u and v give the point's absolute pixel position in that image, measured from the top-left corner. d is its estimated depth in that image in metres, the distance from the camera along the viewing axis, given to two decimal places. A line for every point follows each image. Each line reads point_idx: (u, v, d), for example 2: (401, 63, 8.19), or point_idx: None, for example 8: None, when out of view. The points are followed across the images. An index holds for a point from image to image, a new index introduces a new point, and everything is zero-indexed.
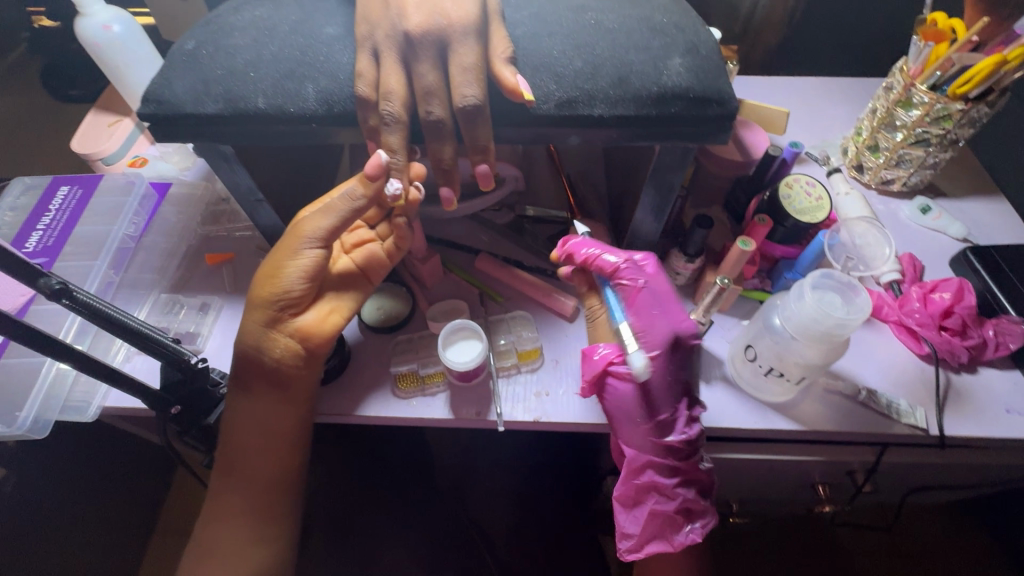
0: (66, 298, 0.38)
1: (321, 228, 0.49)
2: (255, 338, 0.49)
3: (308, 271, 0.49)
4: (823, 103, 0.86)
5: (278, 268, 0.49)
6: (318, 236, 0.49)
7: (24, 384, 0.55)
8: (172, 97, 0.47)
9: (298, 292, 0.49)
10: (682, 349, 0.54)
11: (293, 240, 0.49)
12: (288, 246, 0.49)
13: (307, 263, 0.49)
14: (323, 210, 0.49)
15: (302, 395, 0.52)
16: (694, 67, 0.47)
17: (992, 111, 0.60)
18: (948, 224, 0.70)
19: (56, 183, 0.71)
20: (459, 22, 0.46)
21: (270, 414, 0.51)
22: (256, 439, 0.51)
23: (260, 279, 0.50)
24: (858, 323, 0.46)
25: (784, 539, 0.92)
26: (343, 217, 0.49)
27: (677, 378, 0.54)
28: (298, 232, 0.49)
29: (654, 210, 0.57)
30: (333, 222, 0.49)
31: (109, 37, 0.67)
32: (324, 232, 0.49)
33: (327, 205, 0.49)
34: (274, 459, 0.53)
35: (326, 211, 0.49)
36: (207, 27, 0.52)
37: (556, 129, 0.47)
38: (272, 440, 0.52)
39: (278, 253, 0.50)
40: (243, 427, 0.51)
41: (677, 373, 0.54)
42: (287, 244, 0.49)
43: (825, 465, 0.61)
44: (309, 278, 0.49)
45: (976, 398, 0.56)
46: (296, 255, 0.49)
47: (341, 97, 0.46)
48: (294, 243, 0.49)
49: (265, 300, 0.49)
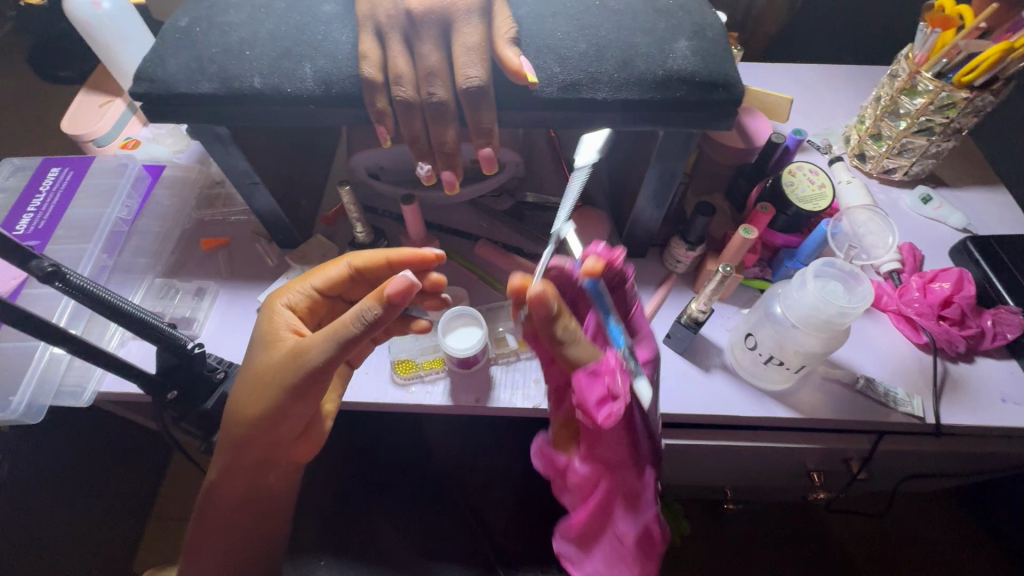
0: (59, 281, 0.37)
1: (317, 360, 0.43)
2: (248, 471, 0.49)
3: (289, 415, 0.46)
4: (826, 90, 0.85)
5: (259, 409, 0.46)
6: (307, 378, 0.44)
7: (17, 369, 0.54)
8: (165, 76, 0.46)
9: (293, 423, 0.47)
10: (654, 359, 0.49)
11: (278, 377, 0.45)
12: (267, 387, 0.45)
13: (288, 408, 0.45)
14: (323, 341, 0.43)
15: (292, 463, 0.51)
16: (700, 50, 0.46)
17: (998, 100, 0.59)
18: (948, 214, 0.69)
19: (46, 164, 0.69)
20: (464, 2, 0.45)
21: (259, 485, 0.50)
22: (245, 513, 0.50)
23: (234, 409, 0.47)
24: (859, 312, 0.46)
25: (770, 522, 0.94)
26: (349, 347, 0.43)
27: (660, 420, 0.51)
28: (289, 371, 0.44)
29: (654, 197, 0.56)
30: (336, 353, 0.43)
31: (99, 15, 0.65)
32: (320, 370, 0.44)
33: (330, 332, 0.43)
34: (274, 503, 0.51)
35: (328, 340, 0.43)
36: (200, 4, 0.50)
37: (560, 112, 0.46)
38: (258, 507, 0.51)
39: (256, 390, 0.46)
40: (222, 499, 0.50)
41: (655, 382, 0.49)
42: (269, 386, 0.45)
43: (821, 453, 0.61)
44: (299, 414, 0.47)
45: (973, 387, 0.57)
46: (277, 401, 0.45)
47: (339, 77, 0.45)
48: (275, 388, 0.45)
49: (237, 438, 0.47)
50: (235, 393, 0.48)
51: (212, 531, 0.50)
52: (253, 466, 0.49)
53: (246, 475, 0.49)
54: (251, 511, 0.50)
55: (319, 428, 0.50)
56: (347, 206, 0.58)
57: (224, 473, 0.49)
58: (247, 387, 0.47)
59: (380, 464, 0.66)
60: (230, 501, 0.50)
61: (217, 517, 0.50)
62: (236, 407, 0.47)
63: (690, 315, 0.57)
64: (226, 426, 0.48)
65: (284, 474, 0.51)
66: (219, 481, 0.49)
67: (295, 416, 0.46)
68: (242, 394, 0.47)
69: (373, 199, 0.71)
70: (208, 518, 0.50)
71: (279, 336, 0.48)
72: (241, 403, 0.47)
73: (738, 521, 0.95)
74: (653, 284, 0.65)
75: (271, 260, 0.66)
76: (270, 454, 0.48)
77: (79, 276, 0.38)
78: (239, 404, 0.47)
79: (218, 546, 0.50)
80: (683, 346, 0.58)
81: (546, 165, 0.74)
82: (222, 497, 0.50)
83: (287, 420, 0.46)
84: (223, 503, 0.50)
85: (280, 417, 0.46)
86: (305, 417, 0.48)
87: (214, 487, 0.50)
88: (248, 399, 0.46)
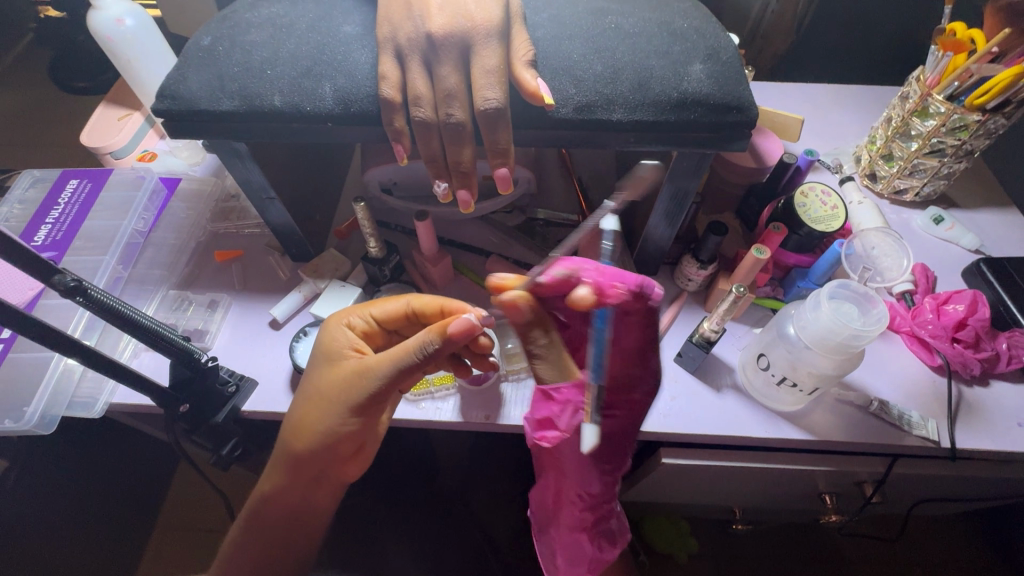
0: (80, 295, 0.38)
1: (378, 382, 0.45)
2: (297, 484, 0.49)
3: (345, 435, 0.47)
4: (836, 110, 0.85)
5: (321, 424, 0.47)
6: (372, 399, 0.46)
7: (31, 380, 0.54)
8: (187, 94, 0.47)
9: (351, 440, 0.47)
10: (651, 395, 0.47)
11: (340, 396, 0.47)
12: (328, 406, 0.47)
13: (347, 428, 0.47)
14: (386, 361, 0.45)
15: (340, 481, 0.51)
16: (715, 73, 0.47)
17: (1010, 123, 0.59)
18: (961, 235, 0.69)
19: (65, 176, 0.70)
20: (483, 24, 0.45)
21: (309, 499, 0.50)
22: (291, 528, 0.50)
23: (291, 427, 0.48)
24: (874, 335, 0.46)
25: (778, 544, 0.93)
26: (409, 373, 0.45)
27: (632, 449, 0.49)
28: (351, 391, 0.46)
29: (667, 216, 0.57)
30: (395, 376, 0.45)
31: (122, 31, 0.66)
32: (380, 391, 0.46)
33: (394, 357, 0.45)
34: (315, 519, 0.51)
35: (390, 363, 0.45)
36: (223, 24, 0.51)
37: (574, 132, 0.47)
38: (306, 520, 0.51)
39: (315, 408, 0.47)
40: (275, 512, 0.49)
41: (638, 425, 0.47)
42: (331, 404, 0.47)
43: (835, 476, 0.61)
44: (361, 432, 0.47)
45: (989, 411, 0.56)
46: (342, 421, 0.46)
47: (359, 97, 0.46)
48: (336, 407, 0.46)
49: (292, 454, 0.48)
50: (296, 408, 0.49)
51: (260, 547, 0.49)
52: (303, 485, 0.49)
53: (298, 490, 0.49)
54: (297, 530, 0.50)
55: (369, 447, 0.51)
56: (361, 221, 0.58)
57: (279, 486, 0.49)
58: (306, 400, 0.49)
59: (387, 480, 0.65)
60: (275, 517, 0.50)
61: (264, 529, 0.50)
62: (293, 424, 0.48)
63: (703, 334, 0.57)
64: (284, 439, 0.48)
65: (333, 489, 0.51)
66: (273, 494, 0.49)
67: (354, 434, 0.47)
68: (300, 412, 0.48)
69: (385, 213, 0.72)
70: (257, 532, 0.50)
71: (340, 354, 0.49)
72: (300, 421, 0.48)
73: (746, 542, 0.93)
74: (664, 302, 0.65)
75: (284, 273, 0.66)
76: (321, 468, 0.48)
77: (98, 291, 0.39)
78: (298, 417, 0.48)
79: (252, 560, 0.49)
80: (694, 365, 0.58)
81: (557, 182, 0.75)
82: (274, 509, 0.49)
83: (344, 440, 0.47)
84: (269, 514, 0.50)
85: (340, 433, 0.47)
86: (363, 435, 0.48)
87: (267, 500, 0.50)
88: (307, 417, 0.47)
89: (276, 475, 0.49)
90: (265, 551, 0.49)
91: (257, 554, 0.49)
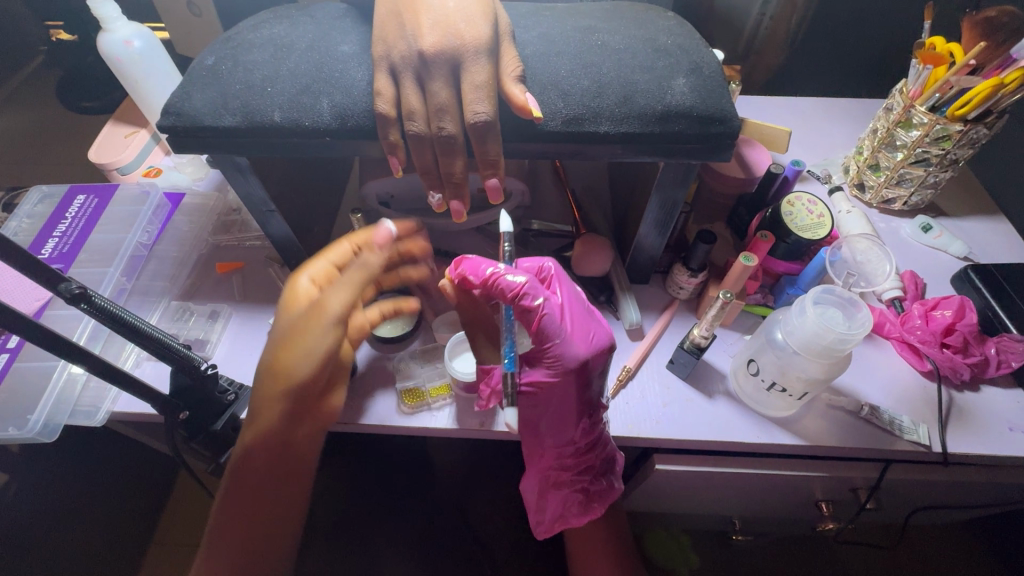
0: (85, 303, 0.39)
1: (337, 306, 0.47)
2: (270, 428, 0.46)
3: (324, 360, 0.47)
4: (825, 122, 0.87)
5: (295, 356, 0.46)
6: (338, 315, 0.47)
7: (36, 389, 0.55)
8: (191, 110, 0.49)
9: (316, 377, 0.47)
10: (596, 369, 0.49)
11: (309, 328, 0.46)
12: (305, 339, 0.46)
13: (323, 351, 0.47)
14: (340, 286, 0.48)
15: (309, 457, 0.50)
16: (698, 87, 0.49)
17: (991, 132, 0.61)
18: (950, 243, 0.70)
19: (73, 191, 0.72)
20: (472, 42, 0.47)
21: (274, 483, 0.48)
22: (262, 509, 0.47)
23: (265, 373, 0.47)
24: (858, 339, 0.47)
25: (778, 554, 0.93)
26: (359, 291, 0.49)
27: (586, 396, 0.50)
28: (319, 317, 0.47)
29: (658, 226, 0.58)
30: (350, 299, 0.48)
31: (130, 52, 0.68)
32: (342, 311, 0.47)
33: (343, 279, 0.49)
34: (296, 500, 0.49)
35: (344, 287, 0.48)
36: (227, 44, 0.53)
37: (563, 144, 0.49)
38: (273, 497, 0.48)
39: (289, 342, 0.46)
40: (244, 498, 0.47)
41: (589, 391, 0.50)
42: (304, 337, 0.46)
43: (829, 482, 0.61)
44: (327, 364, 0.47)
45: (978, 416, 0.57)
46: (315, 341, 0.46)
47: (355, 112, 0.48)
48: (313, 334, 0.46)
49: (270, 396, 0.46)
50: (270, 347, 0.47)
51: (233, 528, 0.47)
52: (270, 465, 0.47)
53: (271, 468, 0.47)
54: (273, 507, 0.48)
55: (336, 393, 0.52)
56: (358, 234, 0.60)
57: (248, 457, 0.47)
58: (274, 351, 0.46)
59: (385, 487, 0.66)
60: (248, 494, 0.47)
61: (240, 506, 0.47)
62: (269, 369, 0.46)
63: (693, 341, 0.58)
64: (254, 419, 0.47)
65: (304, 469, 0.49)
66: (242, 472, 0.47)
67: (325, 368, 0.47)
68: (275, 355, 0.46)
69: None
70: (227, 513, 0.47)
71: (301, 301, 0.48)
72: (273, 371, 0.46)
73: (746, 552, 0.93)
74: (657, 310, 0.66)
75: (283, 284, 0.68)
76: (290, 438, 0.48)
77: (103, 299, 0.40)
78: (275, 358, 0.46)
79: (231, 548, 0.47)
80: (685, 371, 0.59)
81: (552, 194, 0.76)
82: (241, 491, 0.47)
83: (321, 373, 0.47)
84: (243, 489, 0.47)
85: (318, 361, 0.46)
86: (328, 373, 0.49)
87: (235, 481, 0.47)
88: (284, 356, 0.46)
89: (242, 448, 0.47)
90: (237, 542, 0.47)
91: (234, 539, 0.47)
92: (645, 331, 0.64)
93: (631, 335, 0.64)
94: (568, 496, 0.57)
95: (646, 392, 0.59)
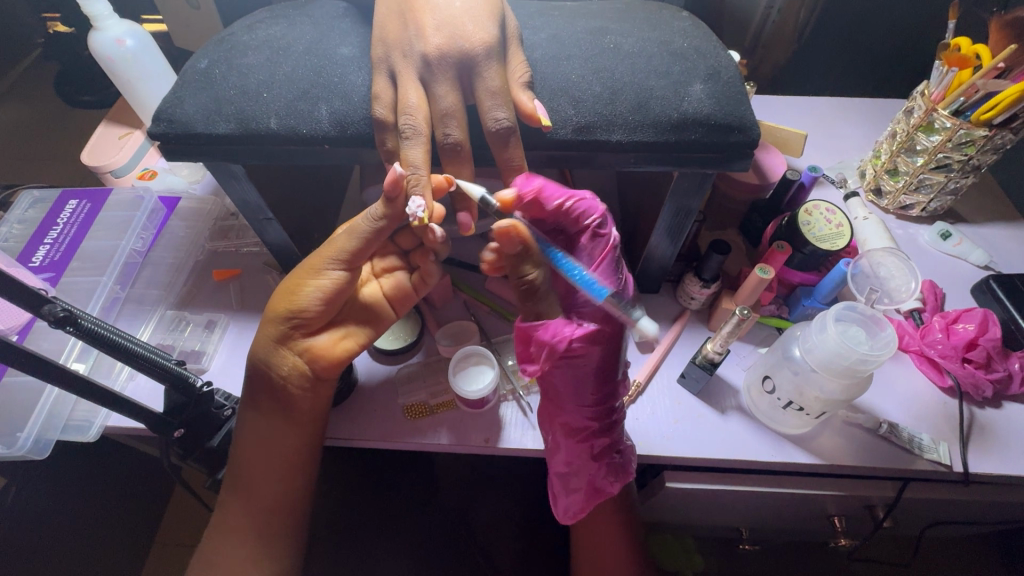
0: (71, 325, 0.37)
1: (341, 250, 0.48)
2: (267, 352, 0.49)
3: (327, 293, 0.48)
4: (840, 123, 0.85)
5: (297, 286, 0.48)
6: (341, 257, 0.48)
7: (25, 404, 0.53)
8: (183, 116, 0.47)
9: (315, 311, 0.48)
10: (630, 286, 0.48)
11: (315, 263, 0.48)
12: (311, 266, 0.48)
13: (327, 284, 0.48)
14: (348, 232, 0.48)
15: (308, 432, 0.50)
16: (716, 93, 0.46)
17: (1018, 138, 0.58)
18: (970, 251, 0.68)
19: (66, 195, 0.70)
20: (480, 45, 0.46)
21: (268, 453, 0.49)
22: (258, 477, 0.49)
23: (279, 295, 0.49)
24: (883, 360, 0.45)
25: (785, 567, 0.91)
26: (365, 243, 0.48)
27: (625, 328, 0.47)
28: (321, 252, 0.49)
29: (670, 234, 0.56)
30: (355, 248, 0.48)
31: (122, 52, 0.66)
32: (347, 255, 0.48)
33: (352, 227, 0.48)
34: (294, 482, 0.50)
35: (347, 236, 0.48)
36: (220, 46, 0.51)
37: (573, 153, 0.46)
38: (273, 471, 0.49)
39: (300, 272, 0.49)
40: (248, 469, 0.49)
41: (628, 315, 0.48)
42: (305, 269, 0.49)
43: (843, 500, 0.59)
44: (328, 300, 0.48)
45: (1002, 435, 0.54)
46: (318, 275, 0.48)
47: (355, 119, 0.46)
48: (317, 263, 0.48)
49: (278, 317, 0.48)
50: (283, 283, 0.50)
51: (239, 502, 0.49)
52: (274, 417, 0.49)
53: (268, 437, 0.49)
54: (270, 488, 0.49)
55: (324, 339, 0.50)
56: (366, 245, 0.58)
57: (250, 439, 0.49)
58: (289, 282, 0.49)
59: (385, 499, 0.64)
60: (251, 466, 0.49)
61: (244, 478, 0.49)
62: (281, 292, 0.49)
63: (706, 356, 0.56)
64: (258, 374, 0.49)
65: (303, 444, 0.50)
66: (244, 439, 0.49)
67: (327, 303, 0.48)
68: (290, 281, 0.49)
69: None
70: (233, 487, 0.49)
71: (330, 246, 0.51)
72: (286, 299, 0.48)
73: (752, 562, 0.91)
74: (667, 321, 0.64)
75: None
76: (275, 393, 0.49)
77: (91, 320, 0.38)
78: (288, 286, 0.49)
79: (236, 525, 0.49)
80: (698, 387, 0.57)
81: None
82: (244, 459, 0.49)
83: (316, 306, 0.48)
84: (245, 458, 0.49)
85: (318, 292, 0.48)
86: (332, 311, 0.49)
87: (240, 449, 0.49)
88: (293, 282, 0.49)
89: (249, 403, 0.50)
90: (242, 518, 0.49)
91: (242, 515, 0.49)
92: (655, 343, 0.62)
93: (641, 348, 0.61)
94: (601, 467, 0.53)
95: (656, 408, 0.57)
